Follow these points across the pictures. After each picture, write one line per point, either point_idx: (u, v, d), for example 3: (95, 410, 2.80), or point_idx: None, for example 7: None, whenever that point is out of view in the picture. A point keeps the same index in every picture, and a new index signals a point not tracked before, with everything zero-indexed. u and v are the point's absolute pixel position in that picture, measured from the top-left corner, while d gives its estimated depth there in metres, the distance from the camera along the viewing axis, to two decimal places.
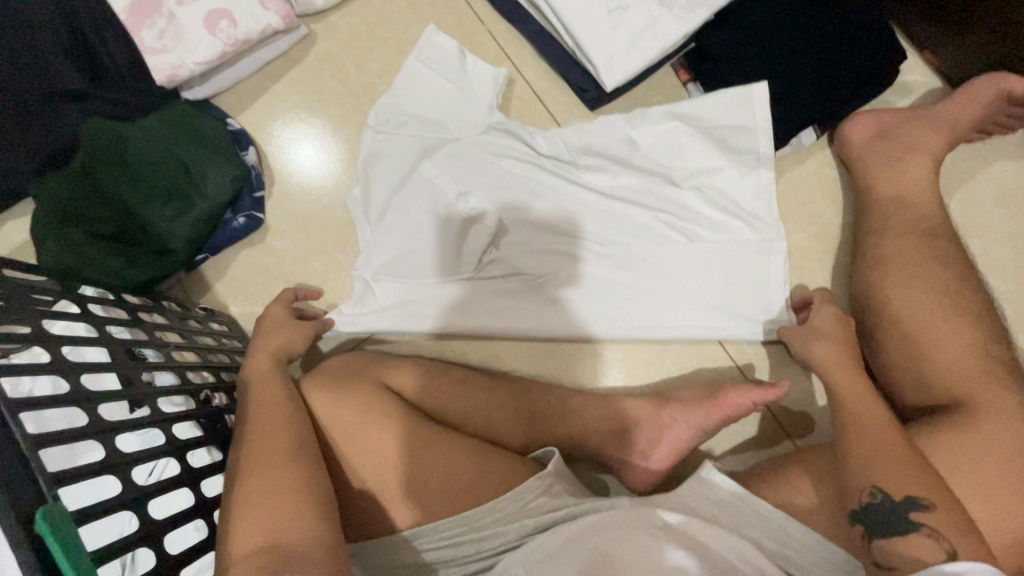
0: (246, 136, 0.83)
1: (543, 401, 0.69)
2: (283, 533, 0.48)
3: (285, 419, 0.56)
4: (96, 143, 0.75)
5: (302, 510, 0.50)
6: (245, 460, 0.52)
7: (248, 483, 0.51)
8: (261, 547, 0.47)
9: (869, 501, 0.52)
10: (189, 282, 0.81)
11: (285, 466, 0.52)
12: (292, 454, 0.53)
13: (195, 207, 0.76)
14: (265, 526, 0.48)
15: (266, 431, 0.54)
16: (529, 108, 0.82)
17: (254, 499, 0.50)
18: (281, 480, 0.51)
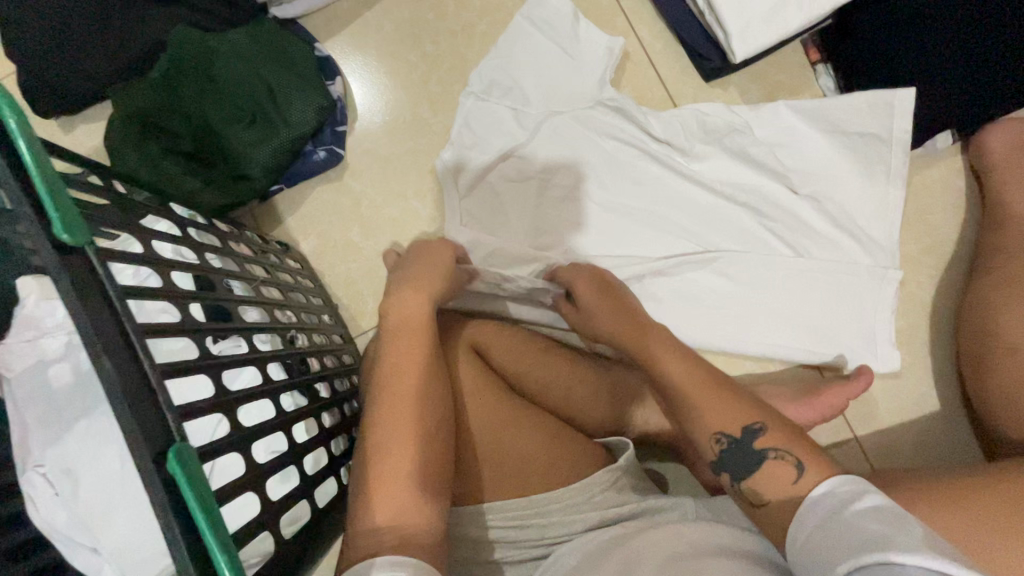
0: (331, 64, 0.78)
1: (624, 384, 0.68)
2: (407, 523, 0.46)
3: (420, 400, 0.52)
4: (182, 54, 0.70)
5: (423, 506, 0.47)
6: (374, 438, 0.50)
7: (381, 469, 0.48)
8: (383, 529, 0.45)
9: (721, 449, 0.52)
10: (260, 212, 0.78)
11: (413, 458, 0.49)
12: (420, 442, 0.50)
13: (280, 133, 0.72)
14: (391, 510, 0.46)
15: (399, 415, 0.50)
16: (638, 73, 0.76)
17: (386, 486, 0.47)
18: (413, 469, 0.48)
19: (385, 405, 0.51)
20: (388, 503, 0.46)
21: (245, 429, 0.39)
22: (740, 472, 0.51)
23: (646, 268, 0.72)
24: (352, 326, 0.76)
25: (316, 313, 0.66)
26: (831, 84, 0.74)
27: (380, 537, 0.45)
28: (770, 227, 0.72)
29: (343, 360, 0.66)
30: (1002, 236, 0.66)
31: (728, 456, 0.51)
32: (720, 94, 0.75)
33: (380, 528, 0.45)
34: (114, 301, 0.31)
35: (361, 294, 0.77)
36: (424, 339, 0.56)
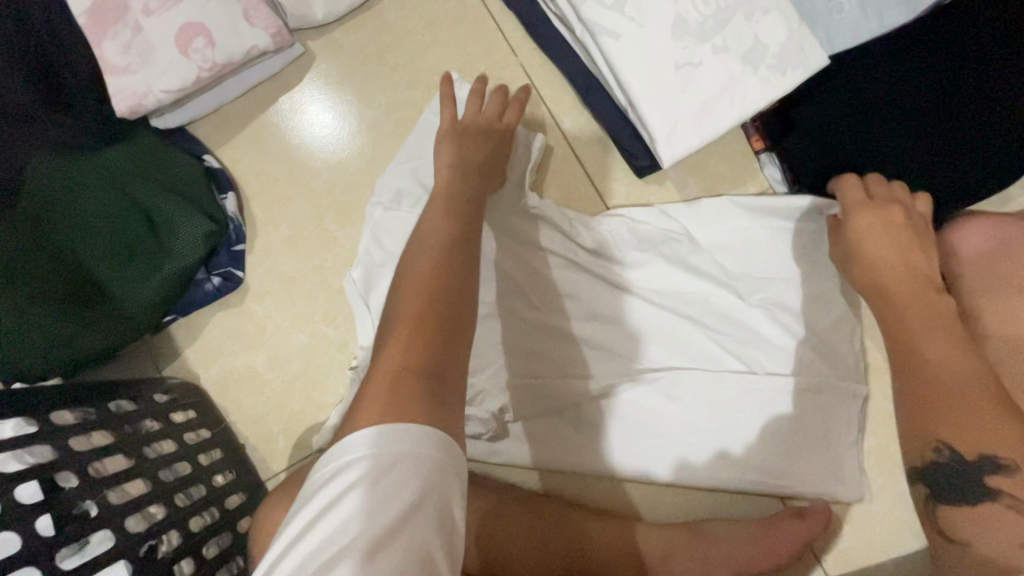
0: (225, 178, 0.70)
1: (562, 531, 0.61)
2: (428, 358, 0.39)
3: (438, 294, 0.43)
4: (46, 187, 0.64)
5: (422, 393, 0.37)
6: (399, 308, 0.42)
7: (408, 316, 0.41)
8: (393, 371, 0.38)
9: (934, 460, 0.45)
10: (155, 346, 0.70)
11: (413, 342, 0.40)
12: (429, 332, 0.41)
13: (164, 267, 0.65)
14: (411, 355, 0.39)
15: (409, 309, 0.41)
16: (564, 168, 0.68)
17: (405, 323, 0.40)
18: (430, 341, 0.40)
19: (406, 287, 0.44)
20: (382, 387, 0.37)
21: None
22: (939, 493, 0.45)
23: (585, 394, 0.65)
24: (263, 469, 0.68)
25: (207, 481, 0.59)
26: (778, 176, 0.65)
27: (392, 377, 0.38)
28: (715, 342, 0.64)
29: (238, 530, 0.59)
30: None
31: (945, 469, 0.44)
32: (657, 190, 0.67)
33: (401, 363, 0.38)
34: None
35: (272, 431, 0.69)
36: (440, 245, 0.47)
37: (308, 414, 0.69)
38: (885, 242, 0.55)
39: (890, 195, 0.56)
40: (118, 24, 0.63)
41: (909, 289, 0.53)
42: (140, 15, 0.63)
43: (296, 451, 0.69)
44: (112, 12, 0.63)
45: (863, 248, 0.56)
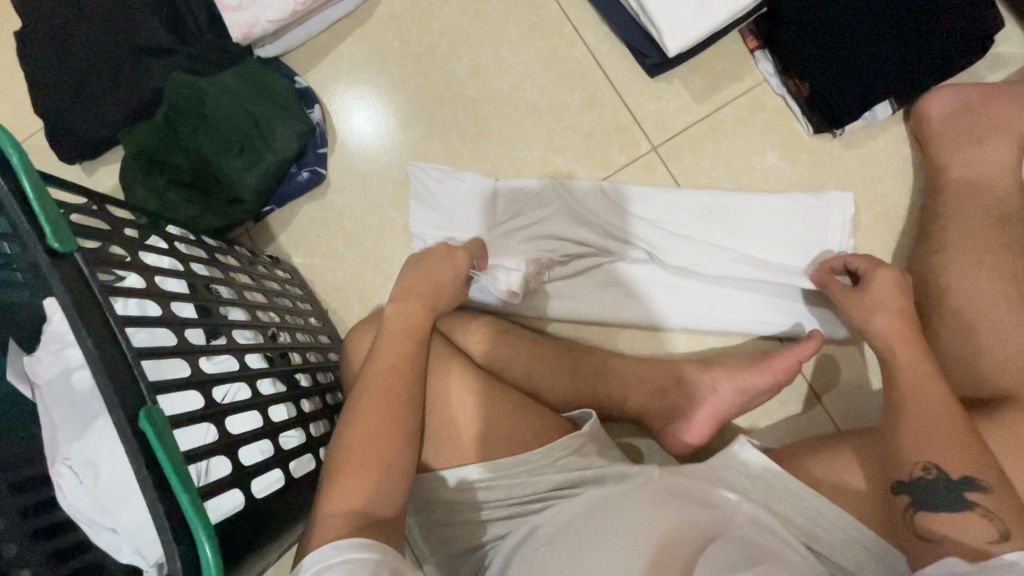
0: (311, 94, 0.86)
1: (587, 360, 0.72)
2: (376, 504, 0.53)
3: (392, 427, 0.56)
4: (177, 98, 0.80)
5: (383, 491, 0.54)
6: (371, 397, 0.57)
7: (355, 440, 0.55)
8: (345, 504, 0.52)
9: (922, 477, 0.52)
10: (256, 231, 0.86)
11: (354, 494, 0.53)
12: (389, 446, 0.55)
13: (267, 159, 0.81)
14: (357, 496, 0.52)
15: (364, 436, 0.55)
16: (587, 73, 0.81)
17: (354, 474, 0.53)
18: (382, 477, 0.54)
19: (353, 455, 0.54)
20: (345, 521, 0.50)
21: (219, 406, 0.46)
22: (922, 504, 0.51)
23: (608, 255, 0.77)
24: (342, 328, 0.83)
25: (303, 315, 0.74)
26: (771, 68, 0.77)
27: (354, 476, 0.53)
28: (722, 221, 0.75)
29: (328, 356, 0.73)
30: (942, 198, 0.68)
31: (927, 485, 0.51)
32: (667, 88, 0.79)
33: (342, 510, 0.51)
34: (99, 295, 0.39)
35: (348, 298, 0.84)
36: (397, 361, 0.59)
37: (377, 283, 0.84)
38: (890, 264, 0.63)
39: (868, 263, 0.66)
40: None
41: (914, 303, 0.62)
42: None
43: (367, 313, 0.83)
44: None
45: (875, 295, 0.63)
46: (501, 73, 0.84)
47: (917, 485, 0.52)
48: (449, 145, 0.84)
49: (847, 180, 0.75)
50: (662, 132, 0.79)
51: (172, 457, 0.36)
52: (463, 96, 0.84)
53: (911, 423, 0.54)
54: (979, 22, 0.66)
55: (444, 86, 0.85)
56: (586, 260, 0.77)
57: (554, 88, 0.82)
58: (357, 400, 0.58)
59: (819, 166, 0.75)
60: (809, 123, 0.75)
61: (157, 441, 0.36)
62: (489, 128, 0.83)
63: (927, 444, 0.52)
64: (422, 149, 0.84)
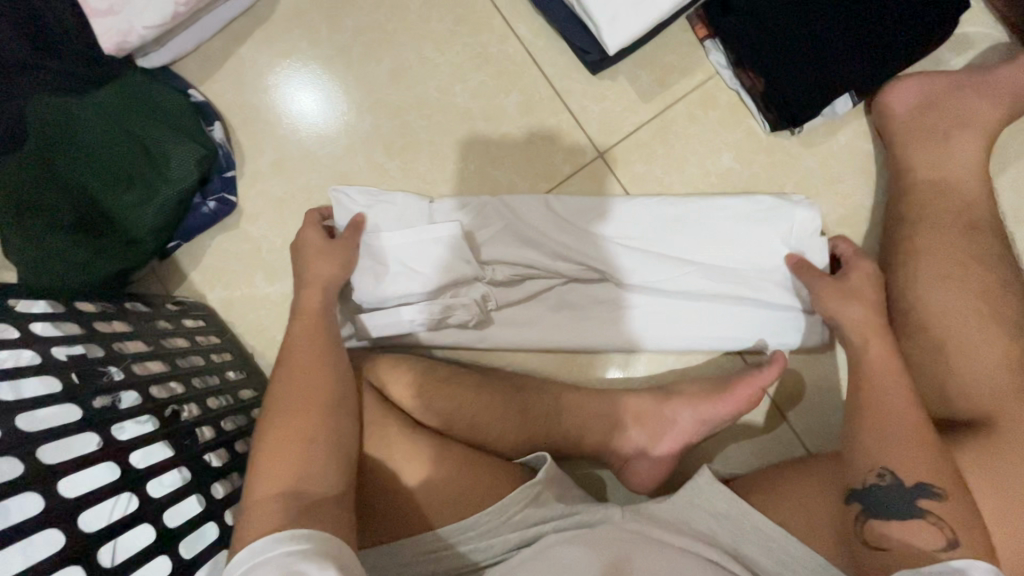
0: (210, 110, 0.75)
1: (537, 399, 0.66)
2: (308, 482, 0.48)
3: (316, 404, 0.52)
4: (46, 126, 0.69)
5: (318, 467, 0.49)
6: (292, 376, 0.54)
7: (273, 425, 0.51)
8: (272, 488, 0.47)
9: (875, 484, 0.50)
10: (163, 270, 0.76)
11: (282, 474, 0.48)
12: (318, 423, 0.51)
13: (162, 191, 0.70)
14: (285, 476, 0.48)
15: (287, 416, 0.51)
16: (522, 73, 0.72)
17: (281, 454, 0.49)
18: (311, 454, 0.49)
19: (276, 436, 0.50)
20: (275, 508, 0.45)
21: (88, 538, 0.39)
22: (875, 511, 0.50)
23: (558, 277, 0.70)
24: (271, 373, 0.75)
25: (219, 372, 0.65)
26: (723, 60, 0.69)
27: (280, 460, 0.49)
28: (684, 233, 0.68)
29: (253, 416, 0.65)
30: (908, 200, 0.62)
31: (881, 492, 0.50)
32: (611, 86, 0.72)
33: (270, 494, 0.47)
34: None
35: (275, 339, 0.75)
36: (313, 347, 0.57)
37: None
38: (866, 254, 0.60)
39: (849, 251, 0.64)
40: None
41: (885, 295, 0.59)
42: None
43: None
44: None
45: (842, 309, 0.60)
46: (427, 75, 0.74)
47: (871, 492, 0.50)
48: (374, 161, 0.74)
49: (807, 181, 0.69)
50: (609, 137, 0.72)
51: None
52: (386, 104, 0.74)
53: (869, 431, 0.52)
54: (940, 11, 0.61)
55: (364, 92, 0.75)
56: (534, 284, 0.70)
57: (487, 91, 0.73)
58: (275, 386, 0.54)
59: (777, 167, 0.70)
60: (764, 120, 0.69)
61: None
62: (417, 140, 0.74)
63: (888, 450, 0.50)
64: (344, 167, 0.75)
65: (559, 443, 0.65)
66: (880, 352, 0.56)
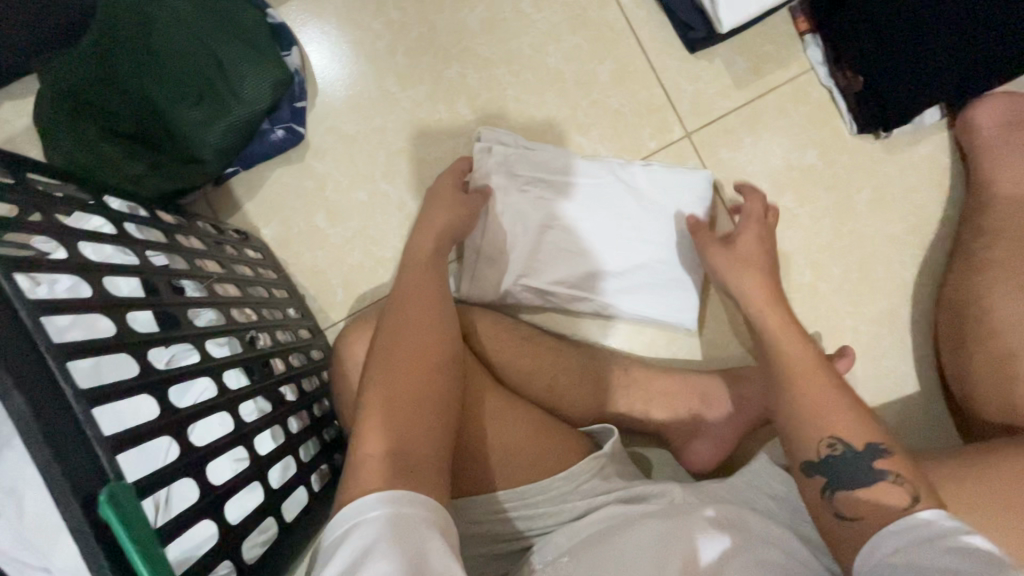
0: (287, 33, 0.71)
1: (609, 368, 0.66)
2: (409, 444, 0.45)
3: (419, 364, 0.50)
4: (113, 22, 0.63)
5: (418, 431, 0.46)
6: (400, 334, 0.52)
7: (381, 381, 0.48)
8: (376, 448, 0.44)
9: None
10: (216, 197, 0.72)
11: (384, 432, 0.45)
12: (422, 383, 0.49)
13: (232, 111, 0.66)
14: (387, 435, 0.45)
15: (390, 374, 0.49)
16: (620, 41, 0.71)
17: (385, 407, 0.47)
18: (412, 415, 0.47)
19: (380, 391, 0.48)
20: (378, 466, 0.43)
21: (199, 450, 0.36)
22: None
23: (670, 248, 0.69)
24: (322, 318, 0.72)
25: (281, 309, 0.62)
26: (820, 57, 0.70)
27: (382, 419, 0.46)
28: None
29: (315, 359, 0.63)
30: (989, 213, 0.64)
31: (835, 462, 0.47)
32: (706, 67, 0.71)
33: (373, 450, 0.44)
34: (28, 322, 0.28)
35: (330, 284, 0.72)
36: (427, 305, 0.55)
37: (365, 268, 0.72)
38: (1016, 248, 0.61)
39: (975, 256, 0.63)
40: None
41: None
42: None
43: (353, 302, 0.72)
44: None
45: (983, 305, 0.61)
46: (521, 30, 0.72)
47: None
48: (457, 112, 0.72)
49: (885, 187, 0.71)
50: (698, 118, 0.71)
51: (144, 549, 0.27)
52: (475, 54, 0.72)
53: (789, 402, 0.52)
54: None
55: (453, 38, 0.72)
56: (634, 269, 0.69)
57: (580, 54, 0.71)
58: (383, 343, 0.52)
59: (858, 169, 0.71)
60: (852, 121, 0.70)
61: (125, 532, 0.27)
62: (504, 95, 0.72)
63: None
64: (423, 114, 0.72)
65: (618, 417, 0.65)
66: None
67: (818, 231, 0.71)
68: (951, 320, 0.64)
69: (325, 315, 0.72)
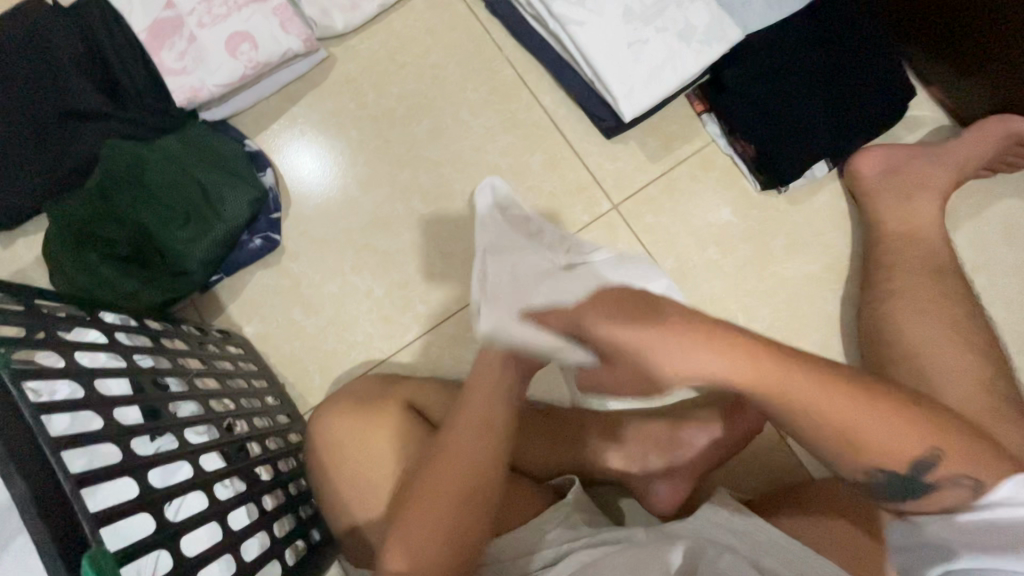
0: (263, 157, 0.83)
1: (565, 422, 0.71)
2: (442, 569, 0.51)
3: (461, 498, 0.54)
4: (112, 165, 0.75)
5: (446, 556, 0.52)
6: (453, 452, 0.56)
7: (431, 502, 0.53)
8: (415, 562, 0.51)
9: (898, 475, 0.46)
10: (202, 302, 0.80)
11: (425, 554, 0.52)
12: (458, 509, 0.54)
13: (215, 227, 0.76)
14: (422, 554, 0.52)
15: (445, 489, 0.54)
16: (547, 135, 0.83)
17: (427, 525, 0.53)
18: (448, 537, 0.53)
19: (426, 509, 0.53)
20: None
21: (174, 525, 0.41)
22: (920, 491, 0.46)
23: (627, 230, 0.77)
24: (301, 403, 0.78)
25: (260, 398, 0.68)
26: (718, 130, 0.81)
27: (423, 536, 0.52)
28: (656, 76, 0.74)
29: (290, 441, 0.68)
30: (885, 248, 0.72)
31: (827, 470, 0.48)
32: (623, 149, 0.82)
33: (407, 572, 0.51)
34: (31, 421, 0.35)
35: (307, 371, 0.79)
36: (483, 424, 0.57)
37: (339, 353, 0.79)
38: (912, 275, 0.69)
39: (880, 285, 0.70)
40: (177, 34, 0.79)
41: (947, 320, 0.65)
42: (195, 27, 0.79)
43: (329, 385, 0.78)
44: (172, 26, 0.79)
45: (893, 328, 0.67)
46: (462, 135, 0.84)
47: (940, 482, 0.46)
48: (412, 208, 0.82)
49: (794, 233, 0.79)
50: (622, 191, 0.82)
51: None
52: (424, 158, 0.83)
53: (802, 406, 0.47)
54: (888, 98, 0.76)
55: (405, 147, 0.84)
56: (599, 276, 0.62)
57: (514, 149, 0.83)
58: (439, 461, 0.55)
59: (769, 221, 0.80)
60: (755, 180, 0.80)
61: None
62: (452, 189, 0.82)
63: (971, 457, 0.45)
64: (384, 212, 0.82)
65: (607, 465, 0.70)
66: (948, 363, 0.62)
67: (743, 278, 0.79)
68: (874, 346, 0.69)
69: (305, 400, 0.78)
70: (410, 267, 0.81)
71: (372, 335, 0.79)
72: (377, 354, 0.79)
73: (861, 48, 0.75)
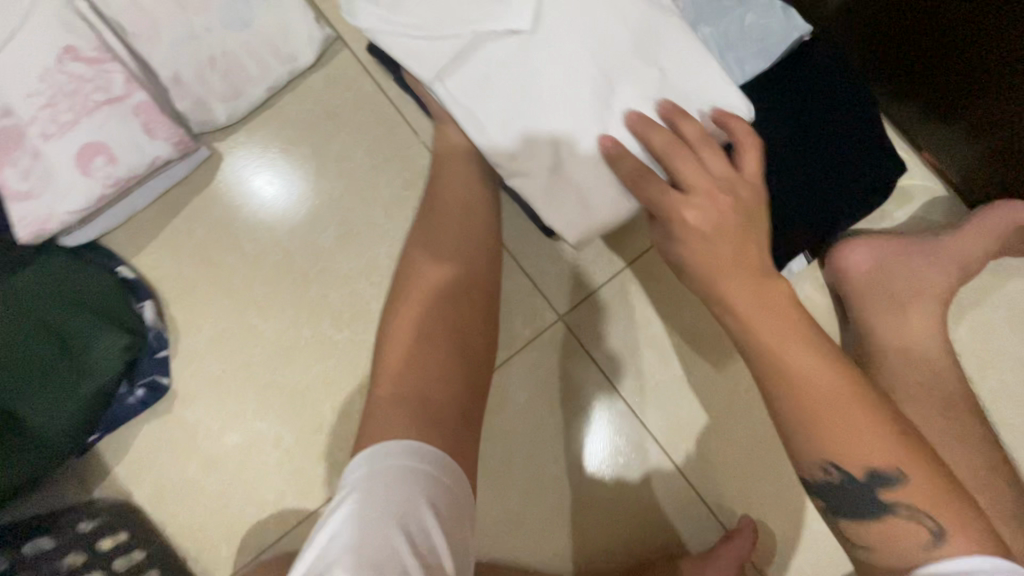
0: (143, 286, 0.70)
1: None
2: (429, 388, 0.56)
3: (451, 288, 0.62)
4: None
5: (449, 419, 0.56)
6: (444, 234, 0.63)
7: (417, 295, 0.61)
8: (400, 383, 0.56)
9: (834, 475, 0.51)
10: (80, 468, 0.68)
11: (429, 405, 0.56)
12: (447, 300, 0.61)
13: (81, 387, 0.63)
14: (421, 390, 0.56)
15: (429, 280, 0.62)
16: None
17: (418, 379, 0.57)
18: (458, 412, 0.57)
19: (413, 302, 0.61)
20: (399, 418, 0.53)
21: None
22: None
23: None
24: None
25: None
26: None
27: (395, 404, 0.55)
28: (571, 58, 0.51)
29: None
30: (879, 365, 0.61)
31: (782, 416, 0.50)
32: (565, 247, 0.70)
33: (392, 403, 0.55)
34: None
35: (210, 539, 0.67)
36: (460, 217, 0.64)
37: (249, 515, 0.67)
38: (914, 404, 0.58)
39: None
40: (16, 148, 0.64)
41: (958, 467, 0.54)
42: (38, 138, 0.65)
43: (238, 555, 0.67)
44: (10, 137, 0.64)
45: None
46: (377, 241, 0.71)
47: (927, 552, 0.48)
48: (322, 333, 0.70)
49: None
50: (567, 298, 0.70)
51: None
52: (334, 271, 0.70)
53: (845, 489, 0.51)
54: (872, 173, 0.64)
55: (310, 259, 0.71)
56: (604, 58, 0.51)
57: None
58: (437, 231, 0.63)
59: None
60: None
61: None
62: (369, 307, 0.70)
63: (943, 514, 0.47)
64: (289, 340, 0.69)
65: (621, 530, 0.67)
66: None
67: (713, 394, 0.68)
68: None
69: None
70: (326, 406, 0.69)
71: (286, 490, 0.68)
72: (295, 513, 0.67)
73: (839, 120, 0.63)
